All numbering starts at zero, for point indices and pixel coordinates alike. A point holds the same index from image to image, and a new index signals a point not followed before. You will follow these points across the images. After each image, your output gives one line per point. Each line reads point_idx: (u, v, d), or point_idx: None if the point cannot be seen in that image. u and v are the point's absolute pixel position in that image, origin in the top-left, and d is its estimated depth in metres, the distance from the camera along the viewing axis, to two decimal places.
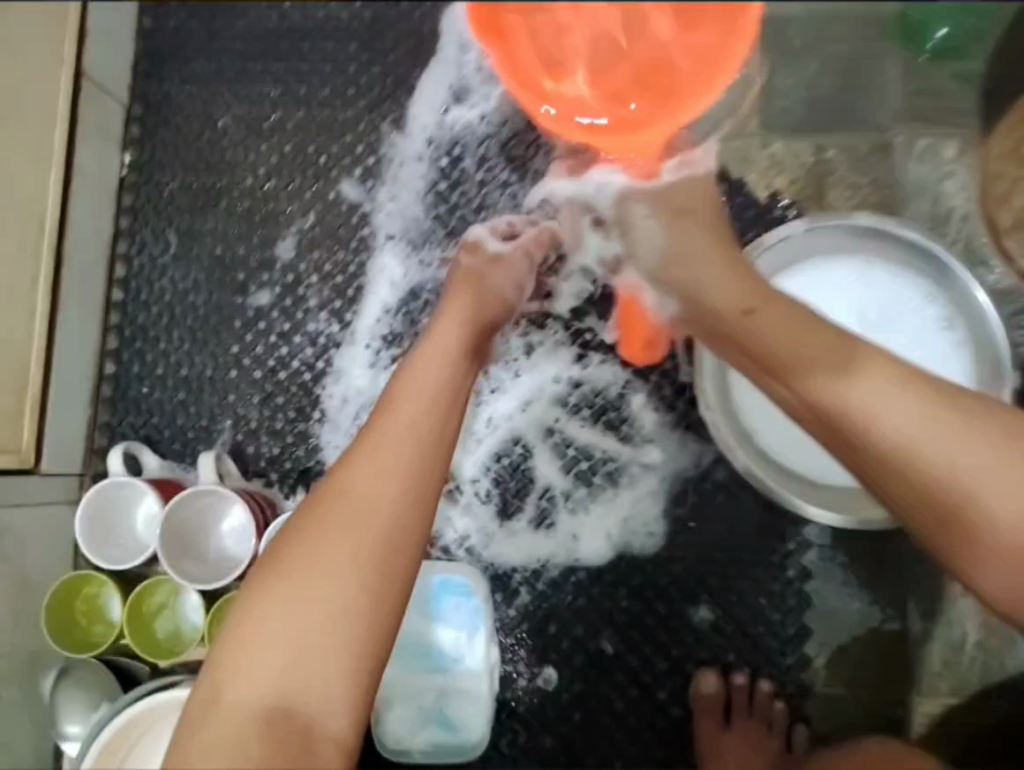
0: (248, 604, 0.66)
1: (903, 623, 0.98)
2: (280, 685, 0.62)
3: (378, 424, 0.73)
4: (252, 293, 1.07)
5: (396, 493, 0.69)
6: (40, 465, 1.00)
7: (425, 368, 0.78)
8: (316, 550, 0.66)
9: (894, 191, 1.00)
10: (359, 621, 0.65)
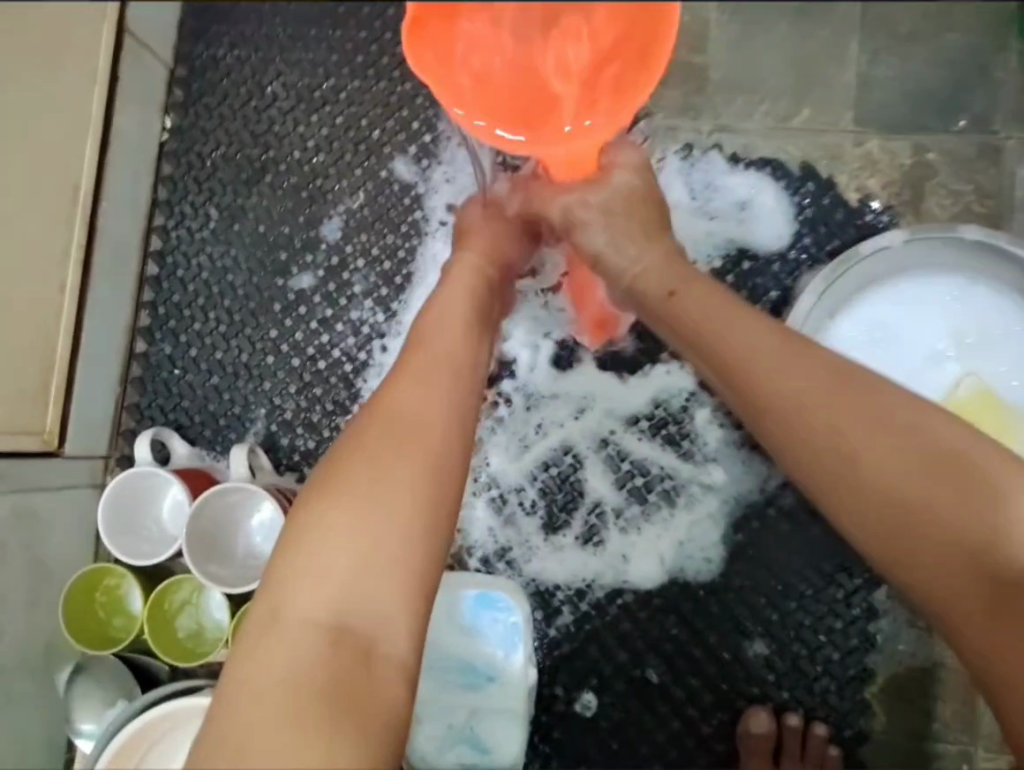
0: (295, 526, 0.62)
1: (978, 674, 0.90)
2: (338, 603, 0.59)
3: (419, 348, 0.71)
4: (294, 274, 1.00)
5: (446, 407, 0.67)
6: (64, 449, 0.94)
7: (454, 298, 0.76)
8: (368, 465, 0.63)
9: (999, 202, 0.91)
10: (420, 536, 0.62)
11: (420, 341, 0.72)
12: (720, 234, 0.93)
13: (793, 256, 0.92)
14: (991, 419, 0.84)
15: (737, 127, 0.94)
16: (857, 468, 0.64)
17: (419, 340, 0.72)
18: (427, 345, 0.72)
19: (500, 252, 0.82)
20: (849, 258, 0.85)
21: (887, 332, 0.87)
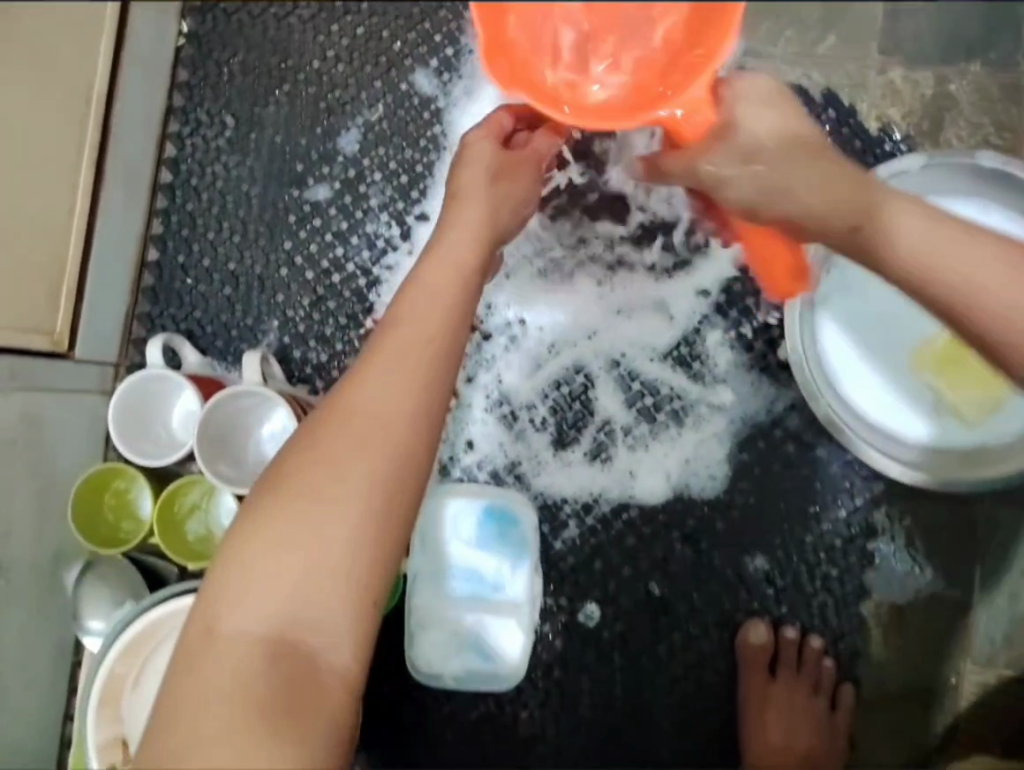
0: (246, 524, 0.58)
1: (970, 591, 0.92)
2: (281, 617, 0.56)
3: (387, 336, 0.64)
4: (309, 186, 1.00)
5: (413, 406, 0.62)
6: (74, 352, 0.93)
7: (434, 275, 0.68)
8: (321, 469, 0.59)
9: (1017, 134, 0.92)
10: (373, 549, 0.59)
11: (389, 326, 0.65)
12: None
13: None
14: None
15: (762, 52, 0.95)
16: (988, 284, 0.68)
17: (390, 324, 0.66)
18: (398, 331, 0.65)
19: (495, 221, 0.74)
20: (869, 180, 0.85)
21: None
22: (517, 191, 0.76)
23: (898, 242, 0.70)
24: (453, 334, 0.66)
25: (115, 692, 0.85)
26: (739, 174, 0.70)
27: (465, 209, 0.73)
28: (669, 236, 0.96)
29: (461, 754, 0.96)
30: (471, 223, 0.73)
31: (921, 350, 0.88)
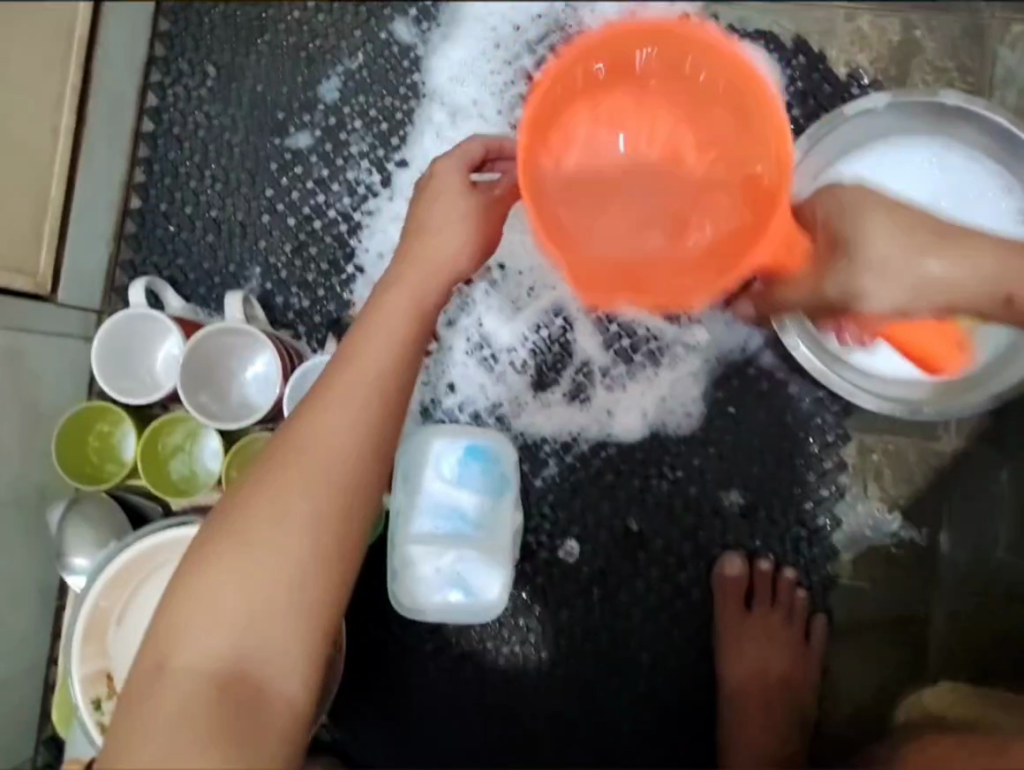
0: (199, 560, 0.62)
1: (940, 519, 0.95)
2: (231, 646, 0.60)
3: (338, 377, 0.69)
4: (291, 134, 1.01)
5: (363, 442, 0.67)
6: (57, 295, 0.94)
7: (387, 319, 0.72)
8: (271, 506, 0.64)
9: (980, 78, 0.95)
10: (319, 584, 0.63)
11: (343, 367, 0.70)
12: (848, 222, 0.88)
13: None
14: None
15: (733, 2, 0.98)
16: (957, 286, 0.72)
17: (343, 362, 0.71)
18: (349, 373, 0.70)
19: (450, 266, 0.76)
20: (831, 120, 0.87)
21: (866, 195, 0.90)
22: (477, 235, 0.78)
23: (883, 290, 0.72)
24: (404, 372, 0.71)
25: (101, 625, 0.85)
26: (868, 278, 0.72)
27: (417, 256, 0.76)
28: None
29: (443, 690, 0.98)
30: (427, 268, 0.75)
31: None
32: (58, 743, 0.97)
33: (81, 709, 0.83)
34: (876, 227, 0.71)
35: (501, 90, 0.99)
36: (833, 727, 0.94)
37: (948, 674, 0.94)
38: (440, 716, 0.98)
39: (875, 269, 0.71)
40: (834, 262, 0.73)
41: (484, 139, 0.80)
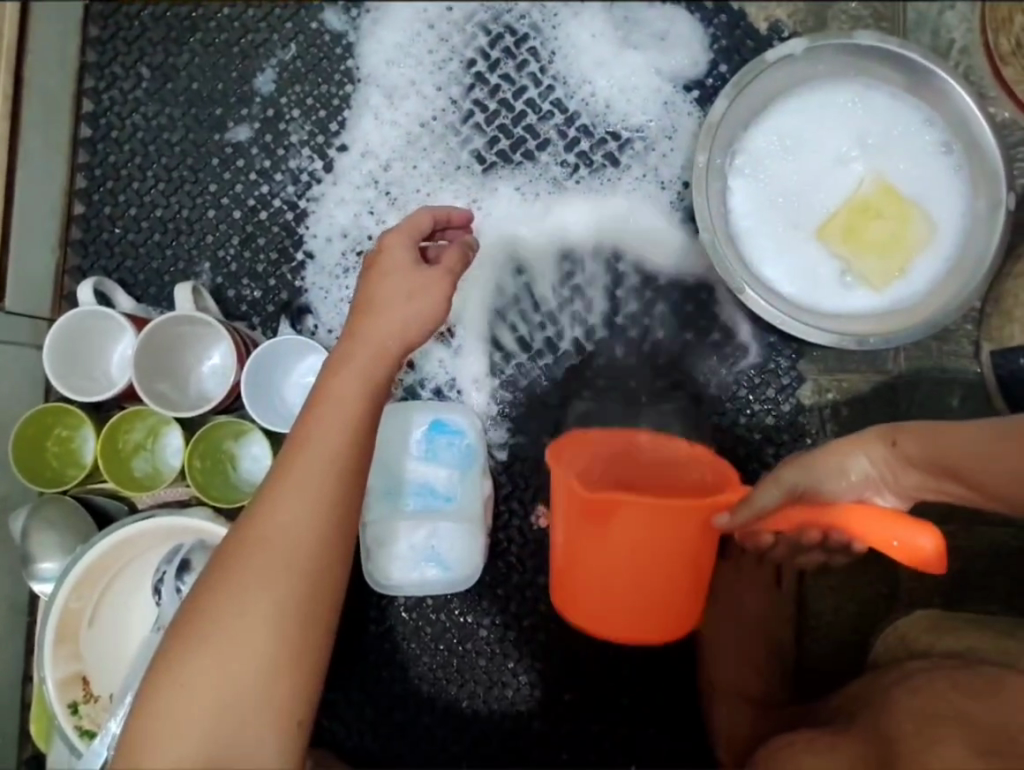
0: (167, 664, 0.63)
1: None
2: (204, 749, 0.60)
3: (294, 461, 0.68)
4: (230, 128, 1.02)
5: (323, 524, 0.66)
6: (4, 302, 0.93)
7: (339, 392, 0.71)
8: (235, 600, 0.64)
9: (893, 23, 0.99)
10: (288, 670, 0.63)
11: (297, 452, 0.68)
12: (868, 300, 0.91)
13: (710, 83, 0.99)
14: (893, 205, 0.91)
15: None
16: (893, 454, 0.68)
17: (299, 444, 0.69)
18: (304, 458, 0.68)
19: (394, 335, 0.73)
20: (756, 66, 0.90)
21: (795, 139, 0.93)
22: (422, 306, 0.74)
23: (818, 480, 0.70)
24: (359, 453, 0.69)
25: (72, 627, 0.83)
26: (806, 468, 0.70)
27: (366, 328, 0.73)
28: (583, 146, 1.00)
29: (429, 664, 0.98)
30: (376, 336, 0.73)
31: (827, 224, 0.92)
32: (40, 762, 0.94)
33: (59, 716, 0.81)
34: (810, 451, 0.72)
35: (434, 69, 1.02)
36: (814, 664, 0.95)
37: (921, 601, 0.95)
38: (427, 692, 0.98)
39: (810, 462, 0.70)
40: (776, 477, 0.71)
41: (432, 212, 0.81)
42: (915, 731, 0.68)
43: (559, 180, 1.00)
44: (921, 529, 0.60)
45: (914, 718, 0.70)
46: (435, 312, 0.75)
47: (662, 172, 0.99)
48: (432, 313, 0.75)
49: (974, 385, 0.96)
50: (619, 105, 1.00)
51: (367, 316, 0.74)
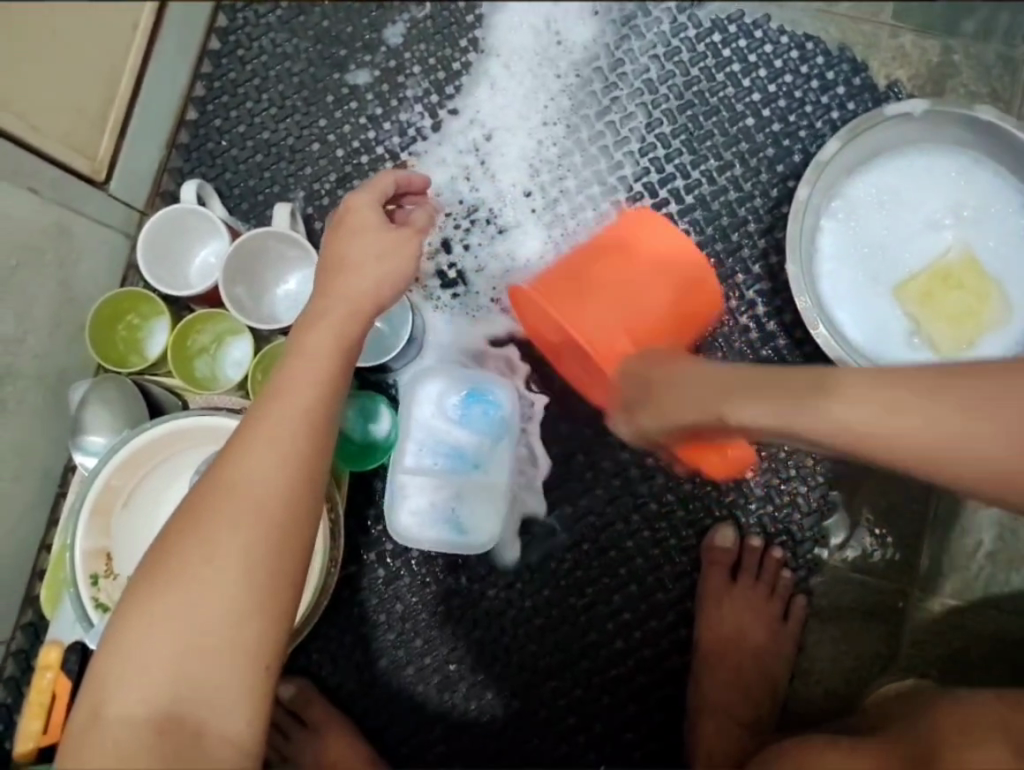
0: (130, 606, 0.61)
1: (920, 537, 0.97)
2: (167, 692, 0.58)
3: (266, 413, 0.65)
4: (351, 71, 1.05)
5: (295, 476, 0.64)
6: (108, 186, 0.97)
7: (312, 349, 0.67)
8: (203, 546, 0.61)
9: (1010, 106, 1.01)
10: (259, 617, 0.61)
11: (266, 405, 0.66)
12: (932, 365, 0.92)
13: (819, 128, 1.02)
14: (976, 280, 0.93)
15: (785, 5, 1.05)
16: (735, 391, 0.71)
17: (270, 397, 0.66)
18: (273, 411, 0.65)
19: (356, 290, 0.70)
20: (875, 117, 0.92)
21: (890, 196, 0.96)
22: (389, 266, 0.72)
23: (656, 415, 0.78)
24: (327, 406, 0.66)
25: (108, 503, 0.86)
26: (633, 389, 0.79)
27: (333, 282, 0.70)
28: (683, 160, 1.02)
29: (425, 621, 1.00)
30: (346, 293, 0.70)
31: (906, 284, 0.94)
32: (35, 632, 0.96)
33: (78, 583, 0.83)
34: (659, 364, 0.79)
35: (556, 56, 1.04)
36: (798, 708, 0.96)
37: (917, 669, 0.95)
38: (418, 647, 1.00)
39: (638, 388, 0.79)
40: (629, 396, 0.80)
41: (394, 173, 0.78)
42: (956, 732, 0.71)
43: (653, 186, 1.02)
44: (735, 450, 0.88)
45: (955, 723, 0.72)
46: (392, 273, 0.72)
47: (755, 201, 1.01)
48: (399, 269, 0.72)
49: None
50: (728, 127, 1.02)
51: (332, 276, 0.71)
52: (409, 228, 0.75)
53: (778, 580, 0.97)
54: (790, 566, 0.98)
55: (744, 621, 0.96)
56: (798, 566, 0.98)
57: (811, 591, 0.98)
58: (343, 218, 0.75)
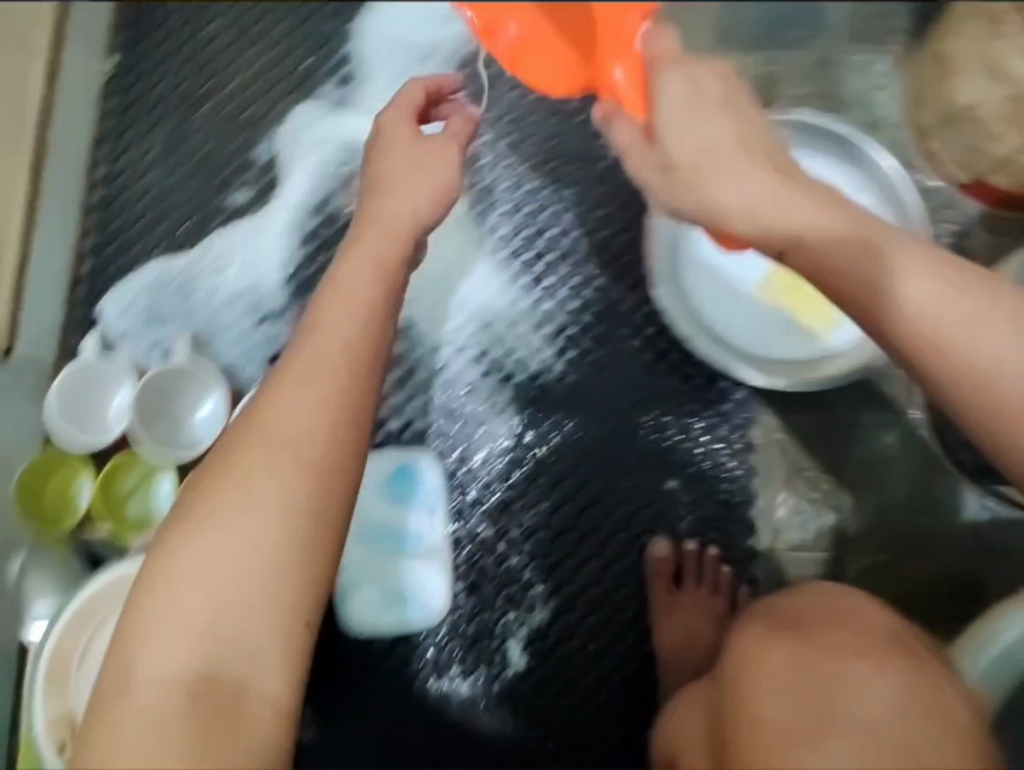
0: (156, 564, 0.62)
1: (839, 503, 1.06)
2: (198, 652, 0.59)
3: (306, 346, 0.69)
4: (232, 191, 1.11)
5: (333, 415, 0.66)
6: (13, 352, 1.03)
7: (348, 281, 0.73)
8: (239, 491, 0.63)
9: (833, 100, 1.11)
10: (298, 568, 0.62)
11: (307, 338, 0.70)
12: (804, 348, 1.03)
13: None
14: None
15: None
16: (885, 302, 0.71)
17: (312, 332, 0.70)
18: (314, 343, 0.69)
19: (409, 197, 0.79)
20: None
21: None
22: (437, 170, 0.80)
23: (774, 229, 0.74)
24: (363, 333, 0.70)
25: (62, 671, 0.87)
26: (716, 174, 0.76)
27: (375, 203, 0.79)
28: (553, 211, 1.12)
29: (406, 702, 1.02)
30: (386, 215, 0.78)
31: (764, 281, 1.05)
32: None
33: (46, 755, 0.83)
34: (763, 181, 0.75)
35: None
36: None
37: None
38: (403, 729, 1.02)
39: (748, 204, 0.74)
40: (698, 174, 0.77)
41: (423, 84, 0.87)
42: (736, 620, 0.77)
43: (531, 240, 1.11)
44: (629, 75, 0.99)
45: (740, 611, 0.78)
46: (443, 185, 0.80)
47: (623, 236, 1.11)
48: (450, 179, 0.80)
49: (911, 424, 1.06)
50: (585, 175, 1.13)
51: (371, 193, 0.80)
52: (449, 133, 0.84)
53: (722, 579, 1.03)
54: (728, 562, 1.05)
55: (697, 627, 1.00)
56: (735, 560, 1.06)
57: (755, 582, 1.05)
58: (380, 138, 0.83)
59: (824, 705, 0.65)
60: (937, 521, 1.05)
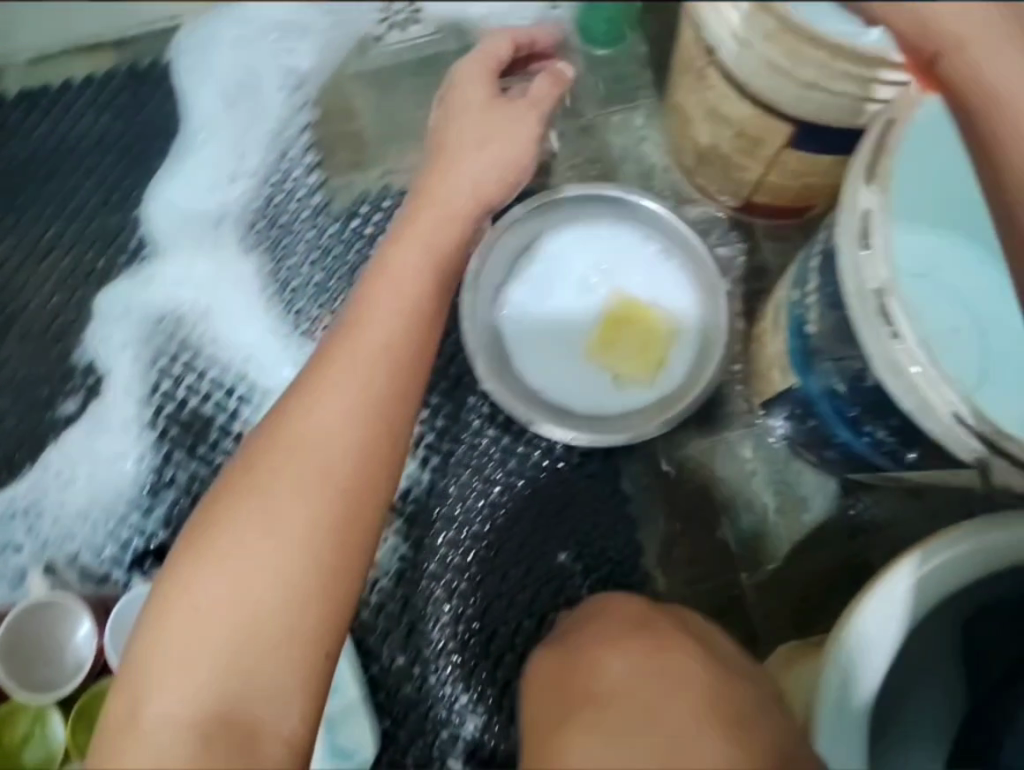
0: (184, 576, 0.70)
1: (719, 524, 1.13)
2: (221, 686, 0.68)
3: (343, 353, 0.80)
4: (59, 404, 1.08)
5: (360, 432, 0.77)
6: None
7: (383, 296, 0.84)
8: (264, 506, 0.72)
9: (605, 164, 1.20)
10: (318, 595, 0.71)
11: (347, 345, 0.80)
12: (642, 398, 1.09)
13: None
14: (635, 314, 1.11)
15: None
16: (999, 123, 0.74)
17: (355, 338, 0.81)
18: (352, 350, 0.80)
19: (473, 178, 0.91)
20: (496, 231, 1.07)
21: (541, 286, 1.11)
22: (503, 154, 0.92)
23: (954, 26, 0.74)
24: (407, 336, 0.82)
25: None
26: None
27: (432, 189, 0.91)
28: None
29: None
30: (421, 221, 0.89)
31: (586, 345, 1.10)
32: None
33: None
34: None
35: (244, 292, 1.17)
36: None
37: (779, 638, 1.09)
38: None
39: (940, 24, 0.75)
40: None
41: (514, 39, 0.99)
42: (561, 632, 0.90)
43: None
44: None
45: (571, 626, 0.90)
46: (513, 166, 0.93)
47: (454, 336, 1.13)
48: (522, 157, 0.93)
49: (761, 436, 1.14)
50: None
51: (433, 175, 0.92)
52: (530, 102, 0.94)
53: None
54: None
55: None
56: None
57: None
58: (450, 105, 0.95)
59: (587, 703, 0.75)
60: (811, 516, 1.12)
